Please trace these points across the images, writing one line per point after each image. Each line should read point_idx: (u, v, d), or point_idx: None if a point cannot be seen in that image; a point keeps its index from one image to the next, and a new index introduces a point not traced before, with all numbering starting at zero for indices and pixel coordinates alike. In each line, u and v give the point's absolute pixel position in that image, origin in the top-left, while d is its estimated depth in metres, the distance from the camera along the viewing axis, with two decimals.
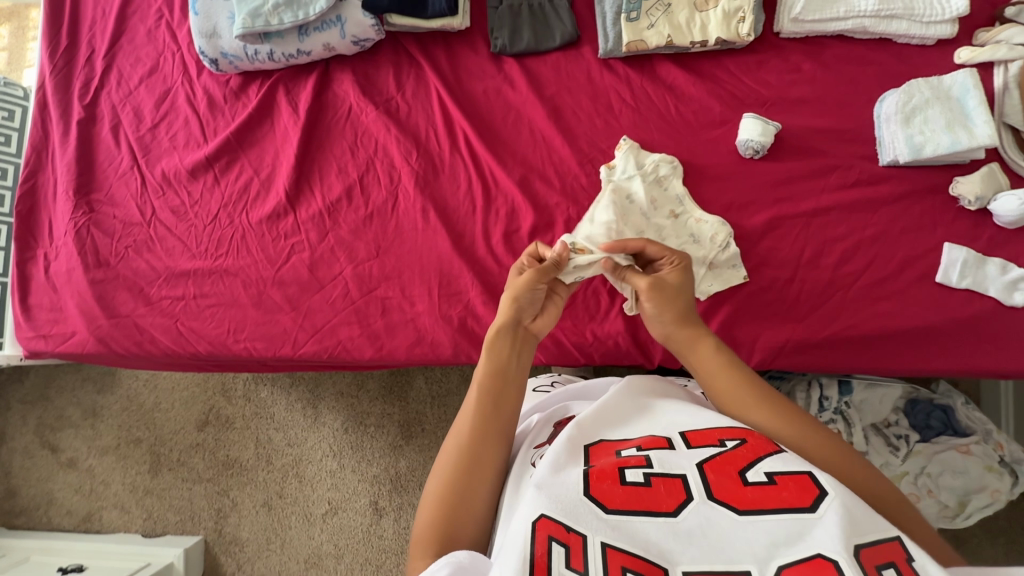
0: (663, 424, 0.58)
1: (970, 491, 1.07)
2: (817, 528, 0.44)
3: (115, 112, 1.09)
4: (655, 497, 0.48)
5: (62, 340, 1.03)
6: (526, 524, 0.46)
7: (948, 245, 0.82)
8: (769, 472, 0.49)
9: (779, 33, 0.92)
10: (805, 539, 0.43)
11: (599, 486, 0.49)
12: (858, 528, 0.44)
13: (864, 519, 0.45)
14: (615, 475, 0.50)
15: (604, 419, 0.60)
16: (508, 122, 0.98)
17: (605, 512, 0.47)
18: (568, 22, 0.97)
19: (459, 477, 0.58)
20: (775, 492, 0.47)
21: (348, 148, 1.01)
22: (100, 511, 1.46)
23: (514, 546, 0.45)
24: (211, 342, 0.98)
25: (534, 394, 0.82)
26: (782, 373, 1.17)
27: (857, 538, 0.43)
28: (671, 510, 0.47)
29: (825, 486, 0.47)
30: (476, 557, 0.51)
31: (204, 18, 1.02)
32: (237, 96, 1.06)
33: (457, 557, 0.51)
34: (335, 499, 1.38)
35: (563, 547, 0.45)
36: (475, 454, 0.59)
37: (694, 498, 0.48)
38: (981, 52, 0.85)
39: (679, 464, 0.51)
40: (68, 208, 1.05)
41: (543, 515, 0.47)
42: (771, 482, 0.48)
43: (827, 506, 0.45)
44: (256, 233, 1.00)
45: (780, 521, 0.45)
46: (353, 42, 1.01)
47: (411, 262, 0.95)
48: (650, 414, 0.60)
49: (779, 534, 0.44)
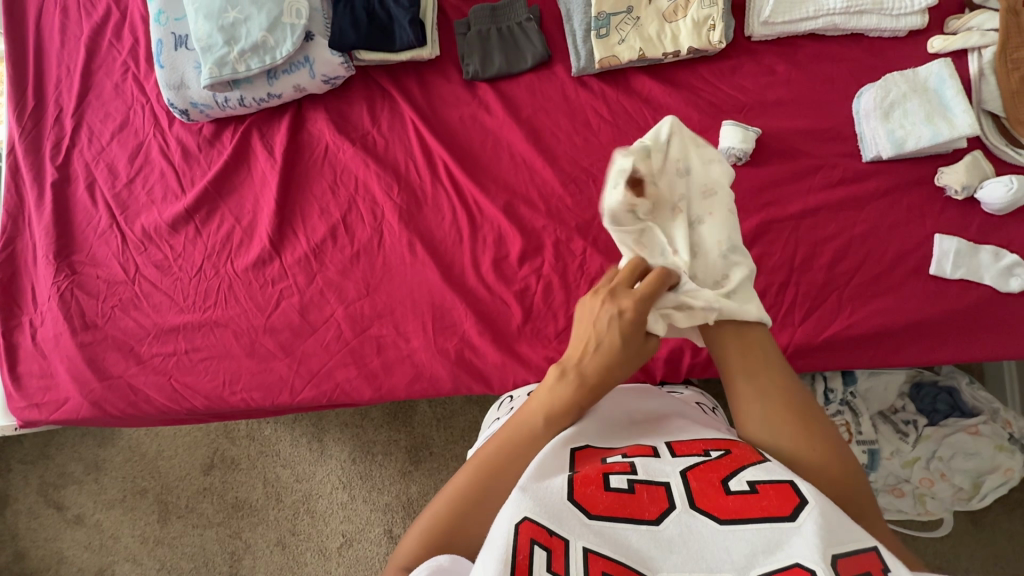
0: (651, 436, 0.60)
1: (983, 473, 1.09)
2: (795, 536, 0.45)
3: (89, 171, 1.08)
4: (638, 505, 0.49)
5: (56, 408, 1.01)
6: (509, 524, 0.47)
7: (938, 237, 0.81)
8: (751, 481, 0.50)
9: (750, 37, 0.92)
10: (784, 548, 0.44)
11: (583, 491, 0.49)
12: (837, 537, 0.45)
13: (842, 529, 0.45)
14: (599, 480, 0.51)
15: (597, 425, 0.62)
16: (488, 147, 0.97)
17: (588, 517, 0.48)
18: (538, 42, 0.97)
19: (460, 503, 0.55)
20: (754, 501, 0.48)
21: (329, 188, 1.00)
22: (111, 566, 1.42)
23: (495, 543, 0.46)
24: (208, 396, 0.96)
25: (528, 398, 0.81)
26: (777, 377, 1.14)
27: (835, 547, 0.44)
28: (653, 519, 0.48)
29: (806, 495, 0.48)
30: (458, 560, 0.52)
31: (170, 70, 1.01)
32: (211, 144, 1.05)
33: (438, 560, 0.52)
34: (348, 531, 1.36)
35: (545, 550, 0.45)
36: (488, 490, 0.56)
37: (676, 507, 0.49)
38: (955, 41, 0.85)
39: (663, 472, 0.53)
40: (50, 271, 1.03)
41: (526, 518, 0.47)
42: (752, 490, 0.49)
43: (807, 514, 0.46)
44: (243, 282, 0.98)
45: (759, 530, 0.46)
46: (323, 81, 1.00)
47: (402, 297, 0.94)
48: (643, 428, 0.63)
49: (759, 543, 0.45)
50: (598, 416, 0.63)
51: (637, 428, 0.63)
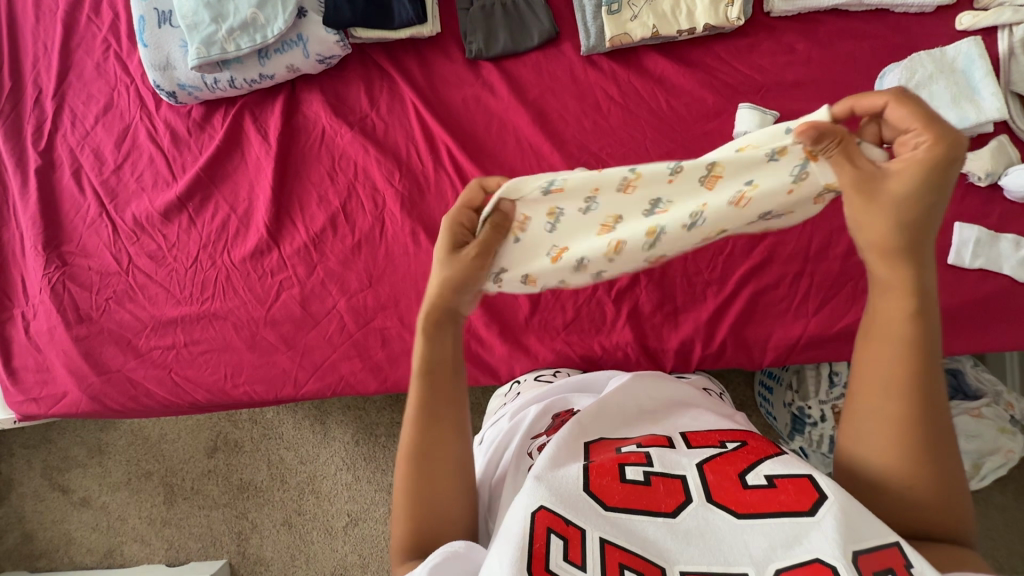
0: (664, 426, 0.58)
1: (984, 454, 1.08)
2: (815, 531, 0.43)
3: (74, 156, 1.03)
4: (654, 497, 0.48)
5: (54, 402, 0.99)
6: (525, 513, 0.47)
7: (958, 225, 0.79)
8: (769, 475, 0.48)
9: (770, 13, 0.88)
10: (802, 543, 0.43)
11: (599, 483, 0.49)
12: (858, 532, 0.43)
13: (863, 522, 0.43)
14: (615, 471, 0.50)
15: (608, 416, 0.60)
16: (493, 131, 0.93)
17: (604, 509, 0.48)
18: (545, 19, 0.92)
19: (411, 477, 0.56)
20: (772, 496, 0.47)
21: (326, 174, 0.96)
22: (121, 546, 1.43)
23: (512, 531, 0.46)
24: (209, 389, 0.95)
25: (535, 384, 0.80)
26: (772, 372, 1.09)
27: (855, 543, 0.42)
28: (670, 511, 0.47)
29: (826, 491, 0.45)
30: (472, 547, 0.52)
31: (155, 49, 0.95)
32: (201, 127, 1.00)
33: (453, 545, 0.51)
34: (354, 510, 1.36)
35: (562, 539, 0.46)
36: (428, 466, 0.56)
37: (693, 500, 0.48)
38: (984, 17, 0.82)
39: (679, 464, 0.51)
40: (39, 263, 1.00)
41: (543, 506, 0.47)
42: (770, 485, 0.47)
43: (827, 510, 0.44)
44: (241, 273, 0.95)
45: (776, 524, 0.45)
46: (318, 61, 0.95)
47: (406, 288, 0.91)
48: (654, 415, 0.61)
49: (778, 537, 0.44)
50: (614, 399, 0.61)
51: (650, 417, 0.61)
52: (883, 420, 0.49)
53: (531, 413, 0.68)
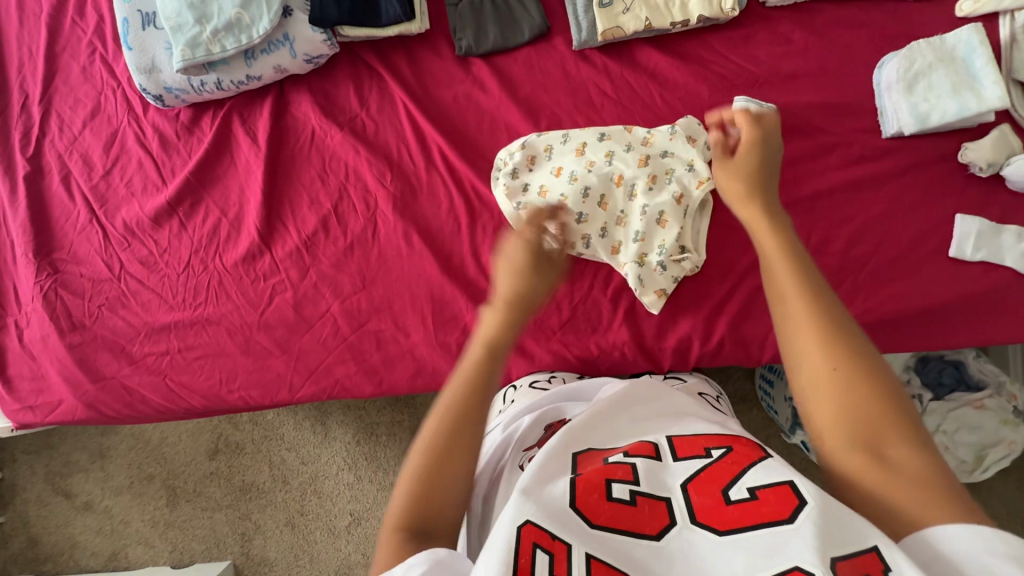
0: (651, 431, 0.57)
1: (987, 445, 1.05)
2: (795, 538, 0.42)
3: (63, 162, 1.01)
4: (638, 518, 0.47)
5: (50, 410, 0.98)
6: (510, 527, 0.46)
7: (960, 217, 0.78)
8: (751, 487, 0.47)
9: (765, 3, 0.86)
10: (782, 551, 0.42)
11: (586, 499, 0.48)
12: (835, 539, 0.42)
13: (842, 527, 0.43)
14: (602, 487, 0.49)
15: (596, 425, 0.59)
16: (485, 128, 0.91)
17: (590, 526, 0.47)
18: (535, 14, 0.91)
19: (437, 448, 0.51)
20: (754, 508, 0.45)
21: (318, 175, 0.94)
22: (124, 549, 1.43)
23: (497, 543, 0.45)
24: (205, 395, 0.94)
25: (529, 390, 0.78)
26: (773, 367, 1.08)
27: (833, 550, 0.41)
28: (654, 533, 0.46)
29: (806, 496, 0.44)
30: (457, 556, 0.46)
31: (139, 52, 0.94)
32: (190, 130, 0.99)
33: (436, 551, 0.46)
34: (357, 510, 1.36)
35: (547, 554, 0.44)
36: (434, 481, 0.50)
37: (677, 523, 0.46)
38: (986, 3, 0.80)
39: (664, 484, 0.50)
40: (30, 271, 0.99)
41: (528, 521, 0.46)
42: (751, 498, 0.46)
43: (806, 516, 0.43)
44: (233, 277, 0.94)
45: (757, 537, 0.44)
46: (306, 60, 0.94)
47: (400, 290, 0.90)
48: (642, 421, 0.60)
49: (759, 548, 0.43)
50: (603, 409, 0.61)
51: (640, 423, 0.60)
52: (823, 383, 0.50)
53: (523, 423, 0.67)
